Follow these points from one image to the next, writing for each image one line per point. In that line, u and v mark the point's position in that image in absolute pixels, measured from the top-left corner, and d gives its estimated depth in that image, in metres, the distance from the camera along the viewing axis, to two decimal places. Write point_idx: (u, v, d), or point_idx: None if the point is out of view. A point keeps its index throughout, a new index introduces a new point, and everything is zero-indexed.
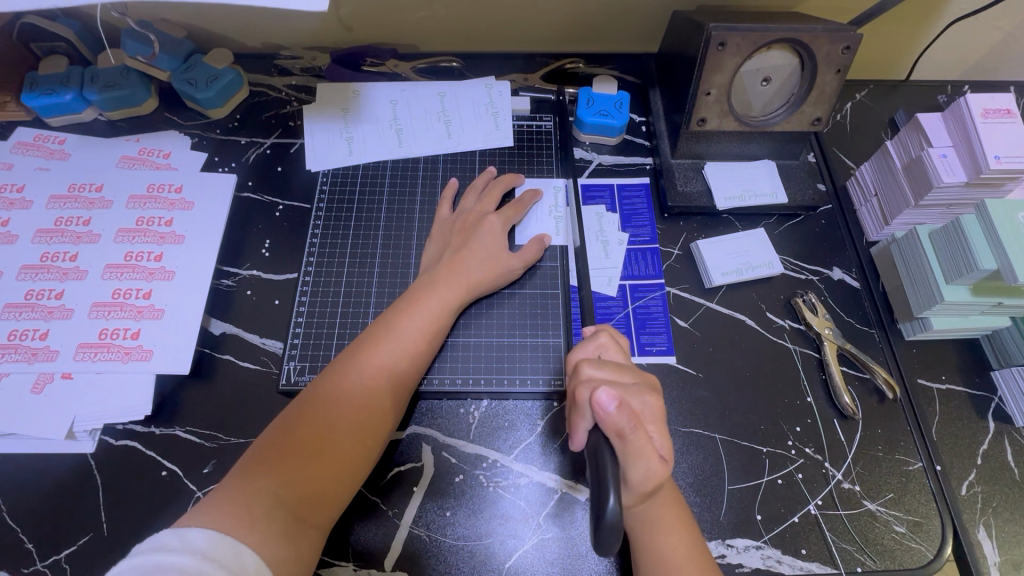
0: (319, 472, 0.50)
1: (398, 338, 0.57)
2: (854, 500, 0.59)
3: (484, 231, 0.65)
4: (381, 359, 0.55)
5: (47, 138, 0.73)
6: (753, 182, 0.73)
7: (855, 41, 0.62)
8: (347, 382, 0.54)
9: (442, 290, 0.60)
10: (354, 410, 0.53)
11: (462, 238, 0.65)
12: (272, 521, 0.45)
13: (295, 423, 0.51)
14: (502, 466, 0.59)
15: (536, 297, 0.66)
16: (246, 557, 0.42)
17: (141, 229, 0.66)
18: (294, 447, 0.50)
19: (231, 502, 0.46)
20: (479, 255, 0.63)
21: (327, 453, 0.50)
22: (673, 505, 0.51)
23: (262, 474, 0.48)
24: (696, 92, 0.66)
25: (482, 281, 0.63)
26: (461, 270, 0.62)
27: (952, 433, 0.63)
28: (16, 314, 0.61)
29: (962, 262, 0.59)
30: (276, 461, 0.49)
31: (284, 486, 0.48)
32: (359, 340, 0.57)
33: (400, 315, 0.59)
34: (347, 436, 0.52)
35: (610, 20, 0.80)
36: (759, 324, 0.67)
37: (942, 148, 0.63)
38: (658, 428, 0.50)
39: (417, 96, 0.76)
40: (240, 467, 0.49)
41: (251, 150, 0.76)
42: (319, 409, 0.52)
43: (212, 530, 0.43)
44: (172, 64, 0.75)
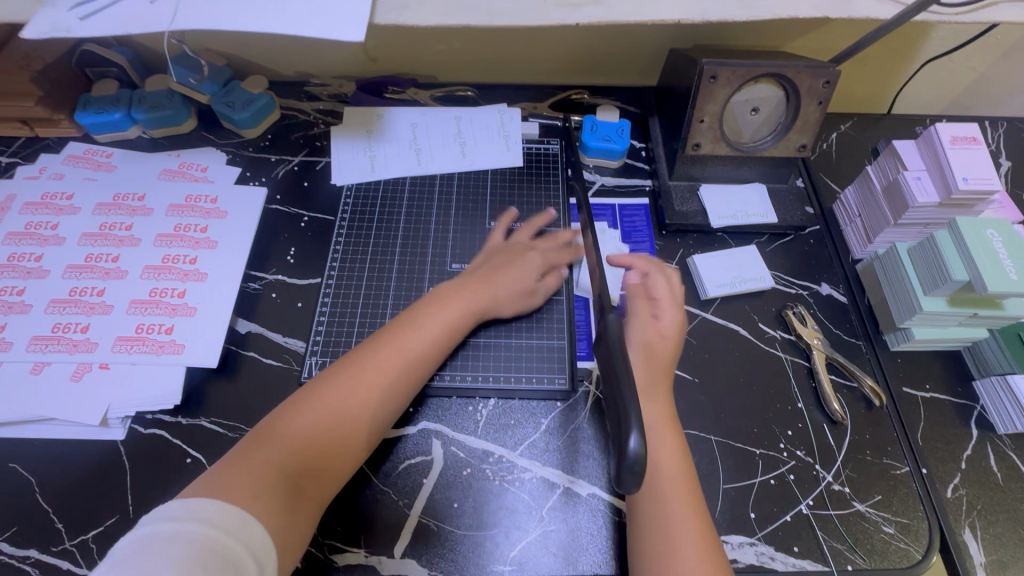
0: (320, 452, 0.53)
1: (416, 336, 0.61)
2: (844, 501, 0.61)
3: (524, 259, 0.70)
4: (395, 354, 0.59)
5: (95, 152, 0.79)
6: (744, 204, 0.78)
7: (833, 75, 0.68)
8: (359, 370, 0.57)
9: (461, 300, 0.65)
10: (363, 397, 0.56)
11: (501, 260, 0.70)
12: (273, 492, 0.48)
13: (306, 401, 0.55)
14: (508, 461, 0.62)
15: (552, 308, 0.70)
16: (253, 529, 0.45)
17: (178, 235, 0.72)
18: (301, 424, 0.53)
19: (238, 470, 0.49)
20: (514, 278, 0.68)
21: (331, 433, 0.54)
22: (673, 432, 0.58)
23: (270, 446, 0.51)
24: (691, 119, 0.73)
25: (505, 301, 0.67)
26: (490, 286, 0.67)
27: (937, 439, 0.66)
28: (60, 309, 0.66)
29: (937, 274, 0.64)
30: (284, 433, 0.52)
31: (290, 459, 0.51)
32: (378, 334, 0.61)
33: (422, 316, 0.63)
34: (352, 420, 0.55)
35: (612, 56, 0.88)
36: (752, 334, 0.71)
37: (916, 172, 0.68)
38: (666, 314, 0.64)
39: (434, 119, 0.83)
40: (249, 439, 0.52)
41: (280, 166, 0.82)
42: (330, 389, 0.56)
43: (217, 499, 0.45)
44: (214, 89, 0.82)
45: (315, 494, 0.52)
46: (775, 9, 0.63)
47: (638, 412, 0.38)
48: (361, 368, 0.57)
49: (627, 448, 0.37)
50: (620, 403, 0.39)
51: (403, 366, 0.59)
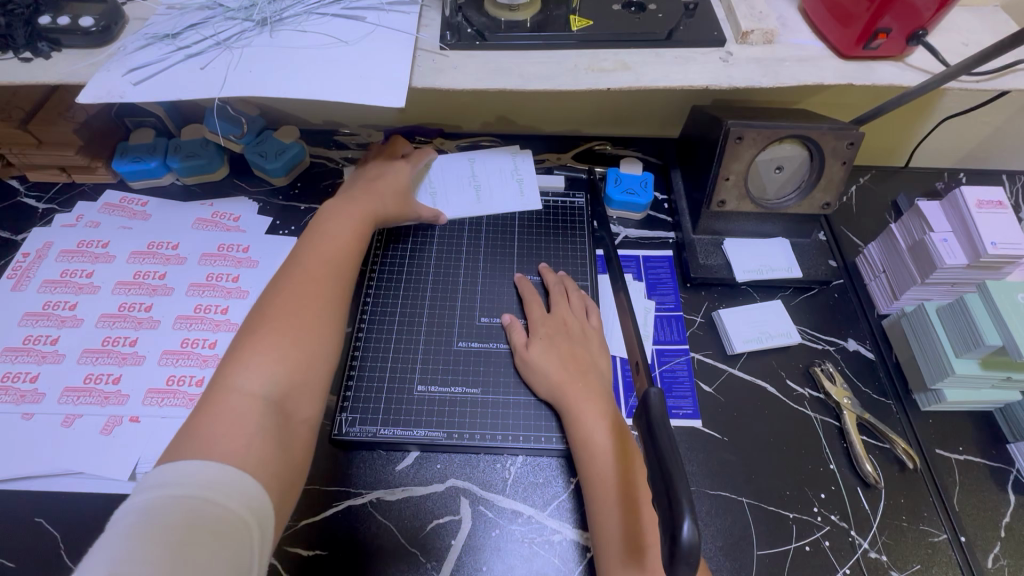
0: (290, 369, 0.52)
1: (331, 248, 0.64)
2: (881, 570, 0.60)
3: (388, 176, 0.77)
4: (322, 262, 0.62)
5: (131, 201, 0.81)
6: (769, 258, 0.79)
7: (858, 137, 0.70)
8: (289, 289, 0.58)
9: (361, 217, 0.69)
10: (310, 308, 0.57)
11: (372, 175, 0.77)
12: (260, 422, 0.48)
13: (252, 333, 0.54)
14: (537, 522, 0.62)
15: (490, 262, 0.78)
16: (251, 481, 0.44)
17: (210, 284, 0.73)
18: (258, 353, 0.52)
19: (208, 419, 0.47)
20: (392, 184, 0.76)
21: (295, 351, 0.54)
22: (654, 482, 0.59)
23: (237, 383, 0.50)
24: (716, 177, 0.74)
25: (395, 206, 0.75)
26: (373, 198, 0.73)
27: (973, 504, 0.64)
28: (93, 359, 0.66)
29: (969, 337, 0.64)
30: (241, 369, 0.51)
31: (264, 384, 0.50)
32: (292, 261, 0.62)
33: (322, 239, 0.65)
34: (311, 332, 0.56)
35: (634, 110, 0.90)
36: (780, 392, 0.71)
37: (942, 234, 0.69)
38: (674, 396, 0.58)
39: (442, 167, 0.84)
40: (207, 394, 0.49)
41: (309, 215, 0.83)
42: (271, 315, 0.55)
43: (209, 460, 0.43)
44: (248, 138, 0.85)
45: (304, 414, 0.52)
46: (800, 76, 0.65)
47: (689, 494, 0.37)
48: (292, 289, 0.58)
49: (682, 536, 0.36)
50: (671, 481, 0.38)
51: (330, 270, 0.62)
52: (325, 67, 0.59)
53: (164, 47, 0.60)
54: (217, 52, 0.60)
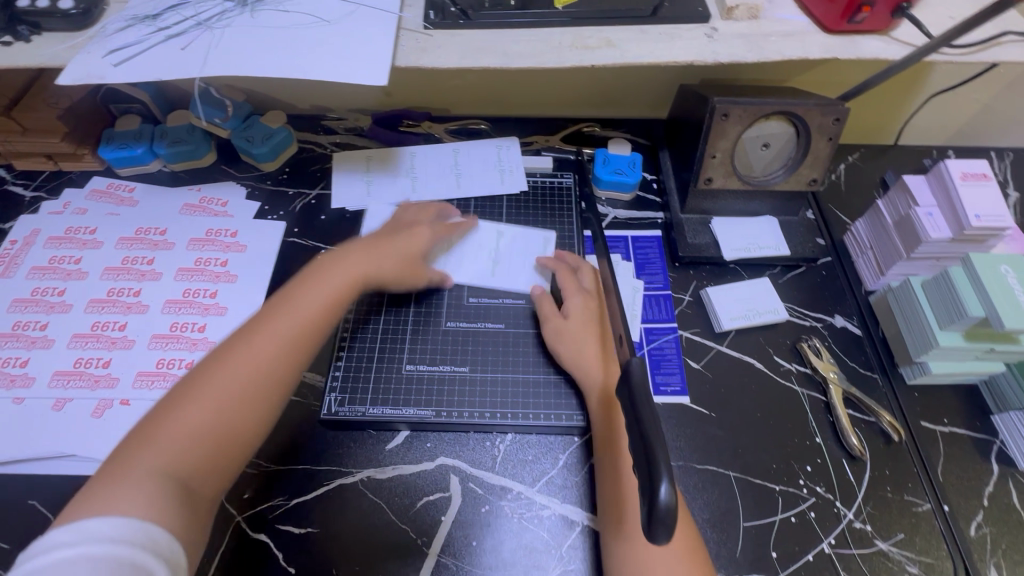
0: (211, 443, 0.49)
1: (296, 313, 0.56)
2: (866, 540, 0.61)
3: (405, 235, 0.70)
4: (281, 330, 0.55)
5: (118, 187, 0.81)
6: (757, 236, 0.79)
7: (843, 113, 0.70)
8: (234, 357, 0.52)
9: (347, 273, 0.62)
10: (247, 382, 0.52)
11: (385, 235, 0.70)
12: (159, 499, 0.44)
13: (187, 394, 0.50)
14: (526, 498, 0.62)
15: (506, 290, 0.74)
16: (160, 543, 0.42)
17: (199, 268, 0.73)
18: (178, 422, 0.48)
19: (109, 486, 0.43)
20: (402, 253, 0.68)
21: (214, 427, 0.49)
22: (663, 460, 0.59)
23: (145, 452, 0.46)
24: (703, 155, 0.74)
25: (395, 271, 0.67)
26: (370, 255, 0.65)
27: (957, 475, 0.65)
28: (82, 344, 0.67)
29: (953, 310, 0.64)
30: (169, 432, 0.48)
31: (172, 461, 0.46)
32: (251, 320, 0.56)
33: (295, 297, 0.58)
34: (238, 409, 0.51)
35: (623, 90, 0.90)
36: (768, 367, 0.71)
37: (927, 207, 0.69)
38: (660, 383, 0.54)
39: (467, 249, 0.77)
40: (115, 453, 0.46)
41: (298, 200, 0.83)
42: (205, 383, 0.51)
43: (117, 516, 0.41)
44: (234, 124, 0.84)
45: (209, 492, 0.48)
46: (785, 51, 0.65)
47: (667, 458, 0.38)
48: (234, 358, 0.52)
49: (659, 499, 0.36)
50: (650, 447, 0.39)
51: (284, 345, 0.54)
52: (307, 47, 0.59)
53: (144, 28, 0.60)
54: (198, 32, 0.59)
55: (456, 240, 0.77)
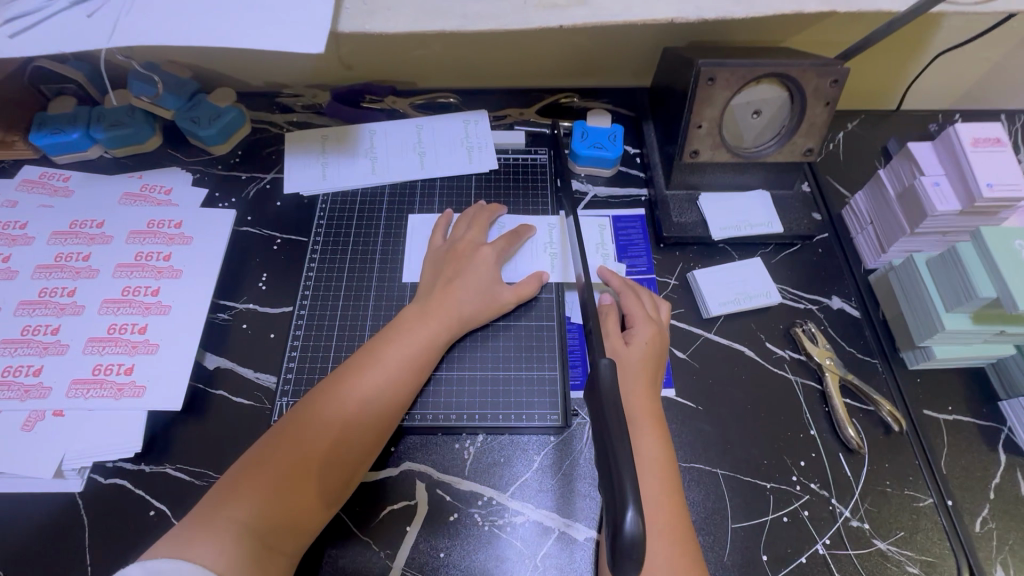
0: (293, 501, 0.49)
1: (383, 369, 0.56)
2: (863, 539, 0.57)
3: (477, 260, 0.65)
4: (370, 388, 0.55)
5: (52, 175, 0.74)
6: (747, 213, 0.73)
7: (842, 74, 0.63)
8: (327, 413, 0.53)
9: (432, 321, 0.60)
10: (335, 441, 0.52)
11: (454, 268, 0.64)
12: (239, 553, 0.45)
13: (270, 453, 0.50)
14: (498, 504, 0.58)
15: (532, 329, 0.66)
16: None
17: (140, 264, 0.67)
18: (269, 475, 0.49)
19: (198, 531, 0.45)
20: (472, 286, 0.63)
21: (299, 483, 0.49)
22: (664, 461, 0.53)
23: (233, 502, 0.47)
24: (688, 125, 0.67)
25: (472, 313, 0.62)
26: (448, 299, 0.62)
27: (962, 466, 0.61)
28: (11, 350, 0.61)
29: (961, 290, 0.59)
30: (252, 490, 0.48)
31: (255, 515, 0.47)
32: (340, 372, 0.56)
33: (380, 351, 0.58)
34: (321, 468, 0.51)
35: (602, 55, 0.82)
36: (759, 355, 0.66)
37: (934, 177, 0.63)
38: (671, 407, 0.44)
39: (529, 253, 0.70)
40: (209, 497, 0.48)
41: (251, 185, 0.77)
42: (299, 436, 0.51)
43: (185, 565, 0.42)
44: (177, 103, 0.76)
45: (285, 551, 0.48)
46: (777, 5, 0.58)
47: (634, 485, 0.37)
48: (324, 421, 0.52)
49: (624, 529, 0.35)
50: (617, 473, 0.37)
51: (371, 404, 0.54)
52: (234, 12, 0.52)
53: None
54: None
55: (517, 248, 0.69)
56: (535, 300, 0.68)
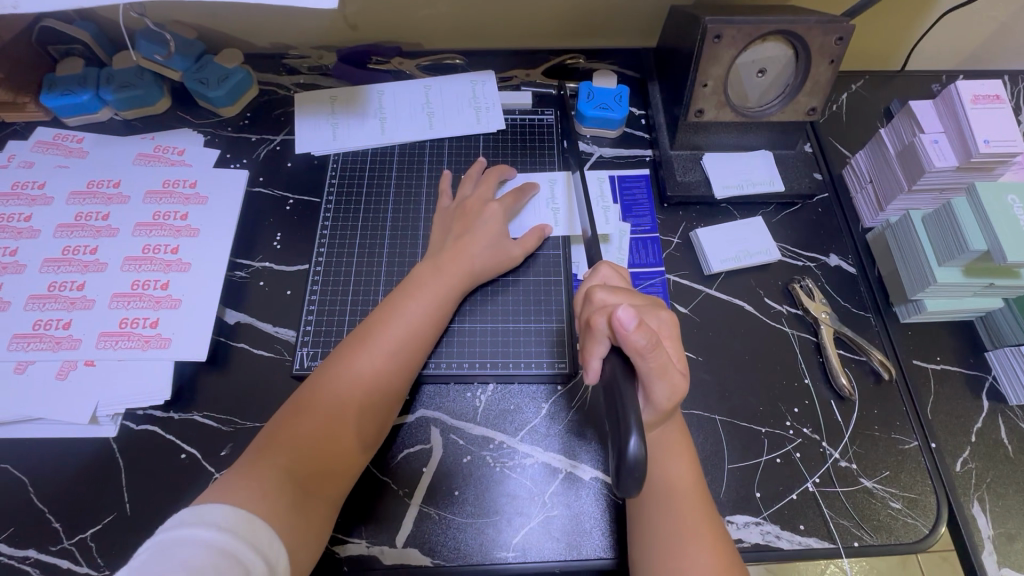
0: (330, 452, 0.52)
1: (403, 325, 0.59)
2: (851, 478, 0.60)
3: (486, 217, 0.66)
4: (392, 344, 0.58)
5: (66, 137, 0.75)
6: (750, 172, 0.74)
7: (847, 31, 0.64)
8: (354, 367, 0.56)
9: (447, 278, 0.63)
10: (365, 393, 0.55)
11: (463, 225, 0.66)
12: (285, 499, 0.48)
13: (303, 410, 0.54)
14: (508, 447, 0.61)
15: (539, 285, 0.68)
16: (261, 532, 0.45)
17: (158, 223, 0.69)
18: (306, 431, 0.52)
19: (243, 476, 0.48)
20: (482, 241, 0.65)
21: (337, 433, 0.53)
22: (680, 438, 0.55)
23: (274, 452, 0.51)
24: (694, 83, 0.68)
25: (483, 267, 0.65)
26: (460, 256, 0.64)
27: (946, 411, 0.64)
28: (40, 305, 0.64)
29: (953, 244, 0.61)
30: (290, 443, 0.51)
31: (297, 463, 0.50)
32: (361, 329, 0.59)
33: (399, 307, 0.60)
34: (354, 420, 0.54)
35: (609, 15, 0.82)
36: (757, 310, 0.69)
37: (933, 134, 0.64)
38: (675, 345, 0.54)
39: (535, 210, 0.71)
40: (249, 452, 0.51)
41: (262, 146, 0.78)
42: (330, 393, 0.55)
43: (228, 506, 0.45)
44: (185, 64, 0.77)
45: (327, 496, 0.52)
46: None
47: (637, 418, 0.44)
48: (349, 379, 0.55)
49: (628, 452, 0.42)
50: (622, 411, 0.45)
51: (396, 357, 0.58)
52: None
53: None
54: None
55: (523, 206, 0.71)
56: (540, 253, 0.70)
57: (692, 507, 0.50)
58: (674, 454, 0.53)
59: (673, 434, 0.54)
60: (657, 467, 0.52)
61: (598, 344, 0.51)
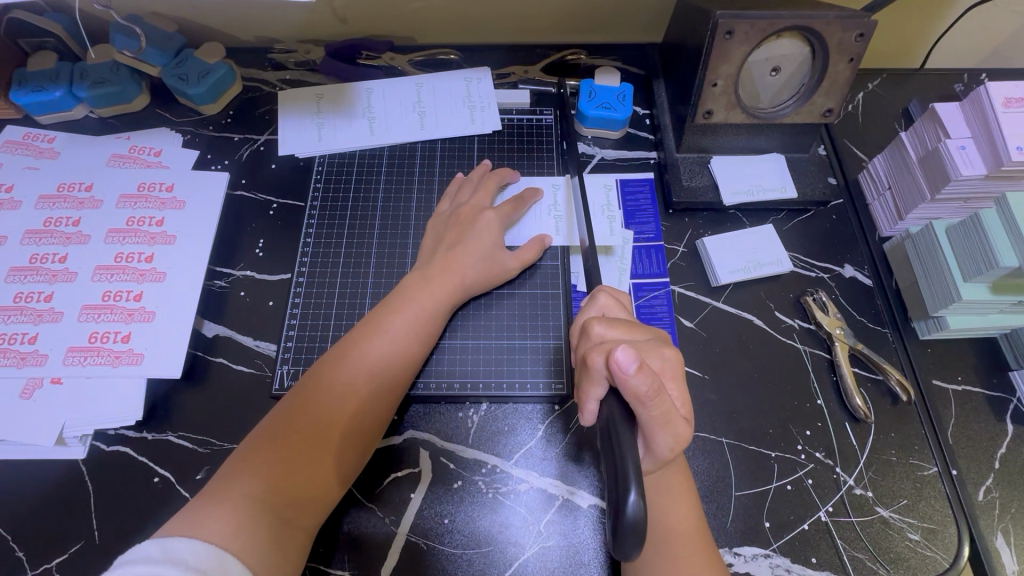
0: (308, 477, 0.49)
1: (389, 339, 0.55)
2: (866, 507, 0.57)
3: (481, 226, 0.62)
4: (376, 361, 0.54)
5: (36, 137, 0.70)
6: (761, 177, 0.70)
7: (869, 27, 0.59)
8: (336, 384, 0.52)
9: (436, 289, 0.59)
10: (348, 412, 0.52)
11: (457, 234, 0.62)
12: (257, 529, 0.44)
13: (281, 431, 0.50)
14: (501, 471, 0.58)
15: (536, 297, 0.64)
16: (232, 568, 0.41)
17: (132, 229, 0.65)
18: (282, 453, 0.49)
19: (212, 504, 0.45)
20: (474, 252, 0.61)
21: (316, 455, 0.49)
22: (681, 477, 0.51)
23: (247, 476, 0.47)
24: (703, 82, 0.64)
25: (476, 279, 0.61)
26: (450, 266, 0.60)
27: (968, 435, 0.61)
28: (5, 317, 0.60)
29: (981, 259, 0.58)
30: (264, 467, 0.48)
31: (271, 489, 0.47)
32: (346, 342, 0.56)
33: (385, 321, 0.56)
34: (334, 442, 0.51)
35: (613, 8, 0.77)
36: (768, 324, 0.65)
37: (960, 140, 0.60)
38: (677, 385, 0.50)
39: (533, 217, 0.67)
40: (222, 475, 0.48)
41: (245, 147, 0.73)
42: (310, 412, 0.51)
43: (197, 539, 0.42)
44: (163, 59, 0.72)
45: (305, 523, 0.48)
46: None
47: (637, 471, 0.41)
48: (330, 397, 0.52)
49: (628, 509, 0.39)
50: (620, 460, 0.41)
51: (381, 374, 0.54)
52: None
53: None
54: None
55: (522, 214, 0.67)
56: (538, 264, 0.66)
57: (691, 554, 0.48)
58: (674, 497, 0.50)
59: (673, 477, 0.51)
60: (657, 511, 0.49)
61: (596, 387, 0.48)
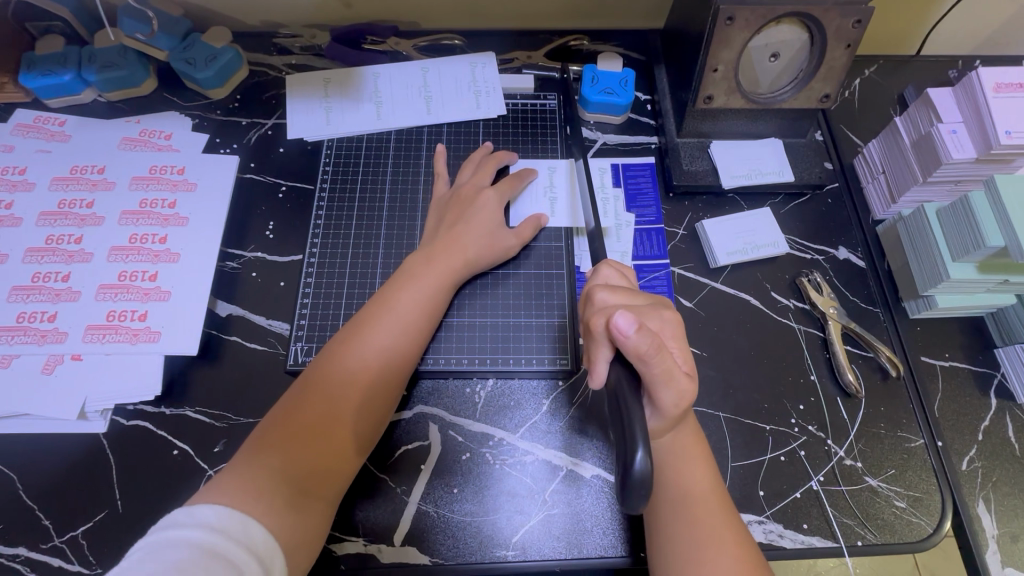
0: (326, 451, 0.51)
1: (398, 318, 0.57)
2: (856, 476, 0.60)
3: (481, 205, 0.64)
4: (385, 336, 0.56)
5: (47, 120, 0.71)
6: (759, 161, 0.72)
7: (866, 14, 0.61)
8: (349, 362, 0.54)
9: (441, 267, 0.61)
10: (361, 388, 0.54)
11: (456, 214, 0.64)
12: (278, 499, 0.47)
13: (298, 408, 0.52)
14: (507, 444, 0.60)
15: (542, 276, 0.66)
16: (255, 532, 0.44)
17: (145, 211, 0.67)
18: (302, 424, 0.51)
19: (234, 477, 0.47)
20: (476, 231, 0.63)
21: (332, 429, 0.51)
22: (693, 443, 0.53)
23: (269, 451, 0.49)
24: (703, 68, 0.65)
25: (480, 255, 0.63)
26: (455, 244, 0.62)
27: (953, 409, 0.63)
28: (24, 297, 0.62)
29: (969, 240, 0.59)
30: (285, 443, 0.50)
31: (292, 462, 0.49)
32: (356, 321, 0.57)
33: (392, 300, 0.58)
34: (350, 418, 0.53)
35: None
36: (764, 304, 0.67)
37: (952, 125, 0.62)
38: (680, 347, 0.52)
39: (530, 197, 0.69)
40: (244, 450, 0.50)
41: (252, 131, 0.75)
42: (325, 391, 0.53)
43: (220, 505, 0.44)
44: (171, 43, 0.73)
45: (324, 494, 0.50)
46: None
47: (642, 430, 0.43)
48: (344, 376, 0.54)
49: (633, 467, 0.41)
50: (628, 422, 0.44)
51: (392, 350, 0.56)
52: None
53: None
54: None
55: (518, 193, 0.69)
56: (533, 244, 0.68)
57: (712, 512, 0.49)
58: (688, 461, 0.52)
59: (687, 438, 0.53)
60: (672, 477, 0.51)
61: (601, 347, 0.50)
